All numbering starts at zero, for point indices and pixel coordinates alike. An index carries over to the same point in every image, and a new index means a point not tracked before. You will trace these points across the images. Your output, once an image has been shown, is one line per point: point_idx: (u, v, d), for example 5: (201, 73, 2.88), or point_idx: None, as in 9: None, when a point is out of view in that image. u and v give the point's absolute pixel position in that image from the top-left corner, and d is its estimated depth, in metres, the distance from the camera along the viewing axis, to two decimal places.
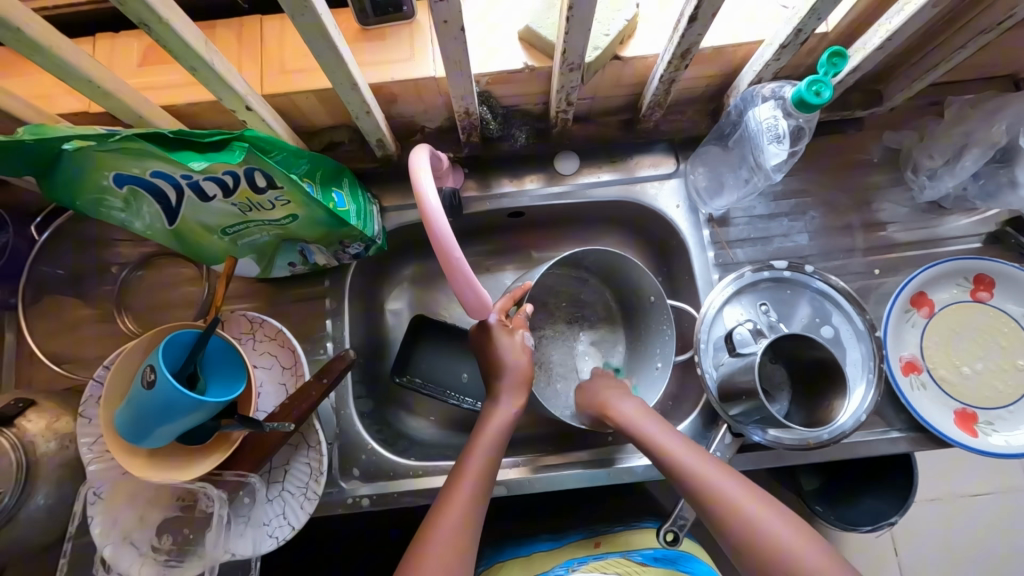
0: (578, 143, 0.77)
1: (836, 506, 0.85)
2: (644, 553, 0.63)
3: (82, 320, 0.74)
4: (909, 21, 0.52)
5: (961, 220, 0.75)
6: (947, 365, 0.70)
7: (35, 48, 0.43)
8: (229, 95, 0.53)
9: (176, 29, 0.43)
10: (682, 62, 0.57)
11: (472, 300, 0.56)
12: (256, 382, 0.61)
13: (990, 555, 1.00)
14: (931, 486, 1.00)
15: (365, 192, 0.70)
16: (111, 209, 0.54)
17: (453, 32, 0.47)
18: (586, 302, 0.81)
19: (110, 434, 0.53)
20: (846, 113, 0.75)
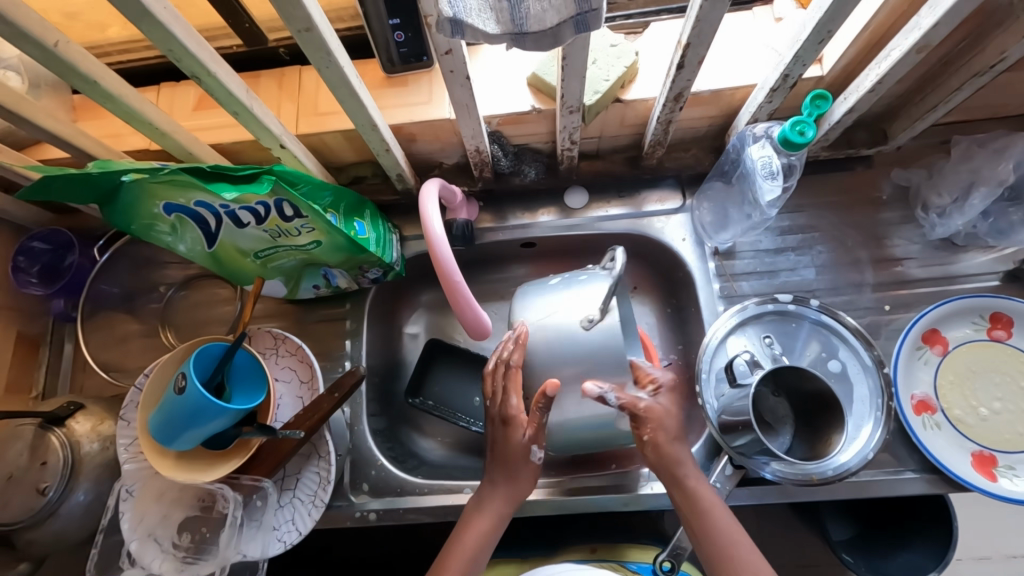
0: (588, 179, 0.81)
1: (869, 558, 0.79)
2: (640, 563, 0.67)
3: (130, 334, 0.82)
4: (894, 67, 0.55)
5: (977, 257, 0.74)
6: (963, 405, 0.68)
7: (107, 98, 0.51)
8: (266, 135, 0.60)
9: (221, 79, 0.50)
10: (676, 104, 0.61)
11: (473, 321, 0.60)
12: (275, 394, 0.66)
13: None
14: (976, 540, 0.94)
15: (386, 222, 0.76)
16: (160, 233, 0.61)
17: (459, 80, 0.52)
18: None
19: (145, 436, 0.58)
20: (851, 151, 0.76)
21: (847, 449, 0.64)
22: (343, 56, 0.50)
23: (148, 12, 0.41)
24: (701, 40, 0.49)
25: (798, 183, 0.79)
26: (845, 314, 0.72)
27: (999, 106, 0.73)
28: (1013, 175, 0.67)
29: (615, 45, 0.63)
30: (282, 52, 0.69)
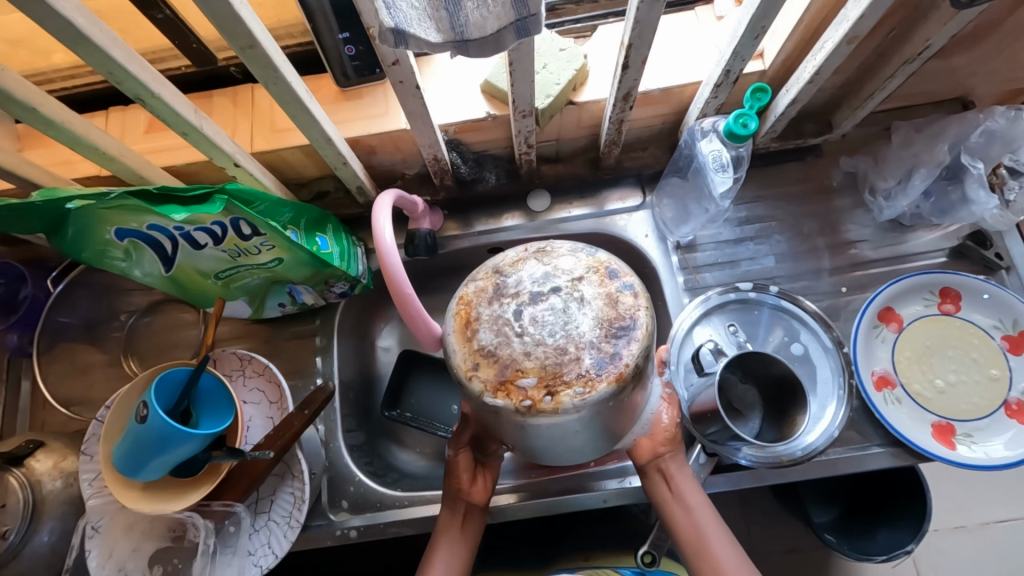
0: (549, 182, 0.82)
1: (850, 538, 0.81)
2: (631, 568, 0.66)
3: (92, 365, 0.79)
4: (828, 59, 0.57)
5: (925, 236, 0.77)
6: (920, 378, 0.71)
7: (49, 124, 0.50)
8: (219, 154, 0.59)
9: (166, 100, 0.50)
10: (626, 104, 0.62)
11: (424, 331, 0.63)
12: (244, 416, 0.65)
13: None
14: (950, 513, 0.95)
15: (350, 236, 0.75)
16: (114, 259, 0.60)
17: (410, 90, 0.53)
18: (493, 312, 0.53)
19: (107, 468, 0.57)
20: (799, 141, 0.79)
21: (814, 430, 0.67)
22: (290, 72, 0.50)
23: (83, 36, 0.41)
24: (642, 40, 0.51)
25: (753, 175, 0.82)
26: (806, 299, 0.74)
27: (933, 92, 0.76)
28: (950, 156, 0.71)
29: (564, 49, 0.64)
30: (234, 70, 0.68)
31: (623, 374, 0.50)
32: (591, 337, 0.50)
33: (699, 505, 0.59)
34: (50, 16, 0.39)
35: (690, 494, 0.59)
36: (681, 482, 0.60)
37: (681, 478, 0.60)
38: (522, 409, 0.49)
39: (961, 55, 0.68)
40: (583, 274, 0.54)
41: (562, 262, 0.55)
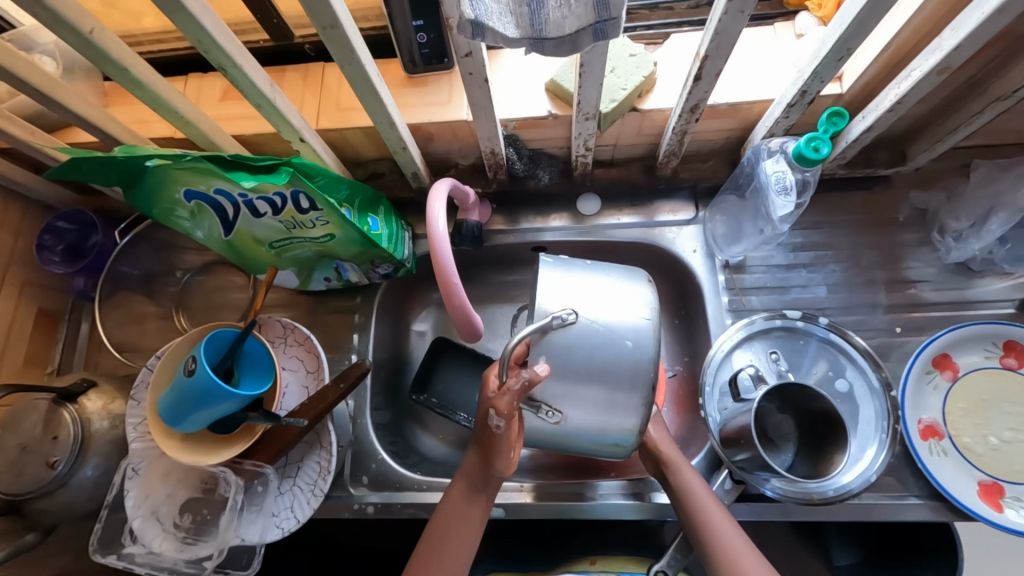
0: (602, 187, 0.81)
1: None
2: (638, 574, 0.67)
3: (146, 316, 0.84)
4: (914, 88, 0.54)
5: (994, 283, 0.73)
6: (971, 433, 0.67)
7: (137, 84, 0.53)
8: (287, 127, 0.61)
9: (245, 71, 0.51)
10: (692, 116, 0.61)
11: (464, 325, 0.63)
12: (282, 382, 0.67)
13: None
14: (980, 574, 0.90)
15: (399, 219, 0.77)
16: (179, 218, 0.63)
17: (478, 82, 0.53)
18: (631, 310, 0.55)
19: (153, 416, 0.60)
20: (868, 170, 0.76)
21: (850, 471, 0.65)
22: (365, 54, 0.51)
23: (179, 3, 0.43)
24: (719, 52, 0.50)
25: (814, 200, 0.79)
26: (856, 335, 0.71)
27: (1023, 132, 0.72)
28: None
29: (635, 54, 0.63)
30: (308, 48, 0.70)
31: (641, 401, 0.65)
32: None
33: (701, 492, 0.60)
34: None
35: (698, 487, 0.60)
36: (687, 475, 0.61)
37: (687, 472, 0.62)
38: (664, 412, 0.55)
39: None
40: None
41: None
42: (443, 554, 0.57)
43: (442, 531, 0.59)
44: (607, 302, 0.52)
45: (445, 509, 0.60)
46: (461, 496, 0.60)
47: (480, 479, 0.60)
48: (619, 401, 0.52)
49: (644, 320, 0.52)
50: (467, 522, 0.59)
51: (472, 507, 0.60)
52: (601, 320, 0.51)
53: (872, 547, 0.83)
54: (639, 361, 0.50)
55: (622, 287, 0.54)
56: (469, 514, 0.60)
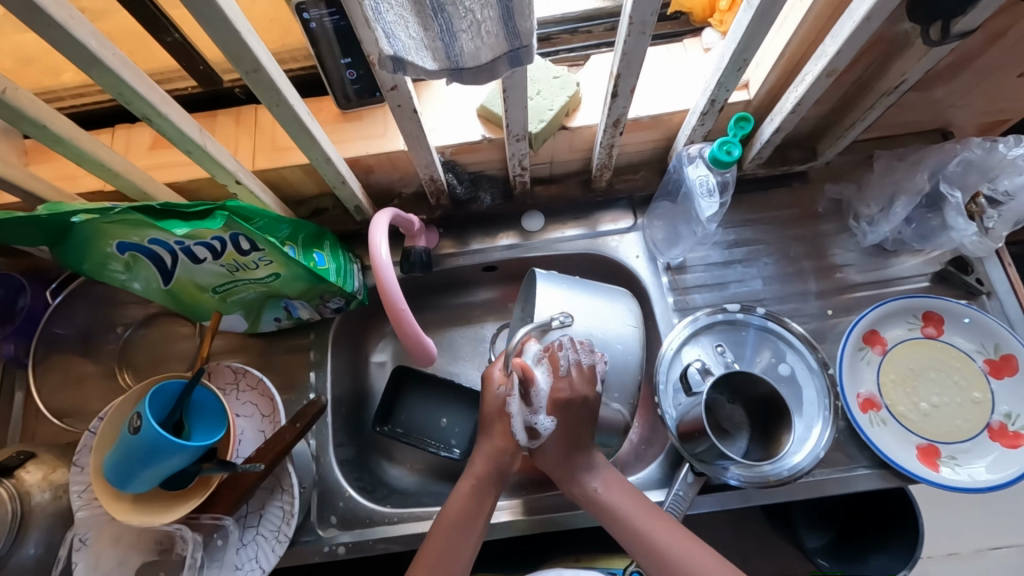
0: (544, 203, 0.84)
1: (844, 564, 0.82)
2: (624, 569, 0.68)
3: (87, 377, 0.80)
4: (809, 90, 0.60)
5: (908, 261, 0.79)
6: (905, 401, 0.72)
7: (57, 140, 0.52)
8: (221, 171, 0.61)
9: (171, 119, 0.51)
10: (616, 130, 0.65)
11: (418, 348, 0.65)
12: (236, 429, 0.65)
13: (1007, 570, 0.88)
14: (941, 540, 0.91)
15: (347, 252, 0.77)
16: (114, 272, 0.62)
17: (407, 113, 0.55)
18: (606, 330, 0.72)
19: (98, 479, 0.57)
20: (785, 167, 0.82)
21: (801, 450, 0.68)
22: (292, 94, 0.52)
23: (94, 58, 0.43)
24: (629, 70, 0.53)
25: (741, 199, 0.84)
26: (792, 321, 0.76)
27: (914, 122, 0.79)
28: (930, 184, 0.73)
29: (557, 77, 0.66)
30: (238, 91, 0.71)
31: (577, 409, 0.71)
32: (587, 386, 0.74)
33: (657, 528, 0.58)
34: (63, 38, 0.41)
35: (638, 521, 0.59)
36: (621, 498, 0.61)
37: (613, 495, 0.61)
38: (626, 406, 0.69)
39: (936, 89, 0.71)
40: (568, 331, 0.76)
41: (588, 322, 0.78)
42: (457, 545, 0.57)
43: (461, 517, 0.59)
44: (595, 311, 0.68)
45: (459, 494, 0.61)
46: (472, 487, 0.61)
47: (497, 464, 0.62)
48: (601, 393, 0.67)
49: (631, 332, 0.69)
50: (473, 518, 0.59)
51: (480, 501, 0.60)
52: (595, 325, 0.68)
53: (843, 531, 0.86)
54: (626, 360, 0.68)
55: (609, 304, 0.70)
56: (481, 505, 0.60)
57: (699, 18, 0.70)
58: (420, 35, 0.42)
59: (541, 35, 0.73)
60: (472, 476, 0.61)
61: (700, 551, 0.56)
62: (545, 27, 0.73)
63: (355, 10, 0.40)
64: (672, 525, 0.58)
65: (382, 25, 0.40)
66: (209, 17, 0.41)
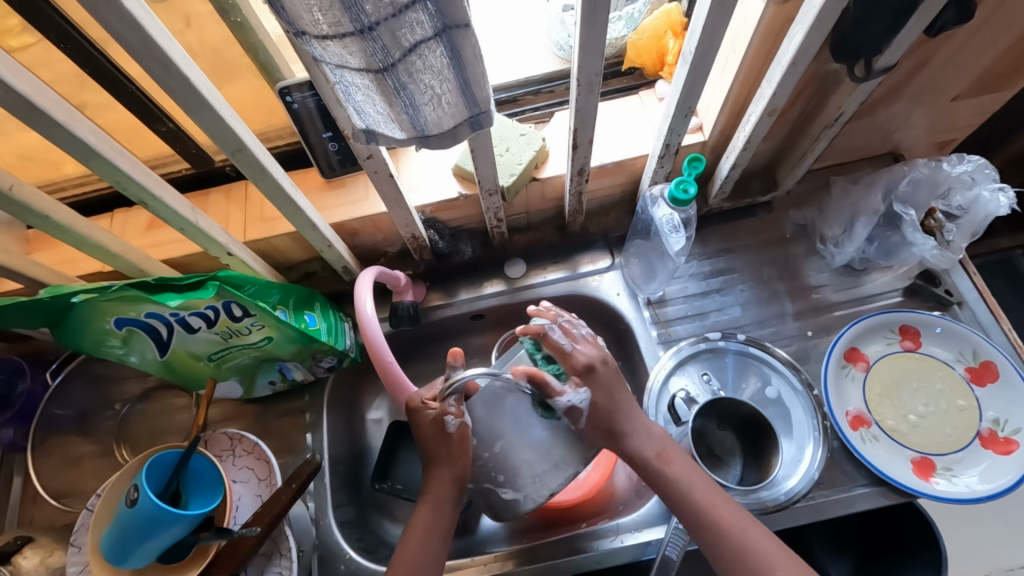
0: (523, 251, 0.88)
1: None
2: None
3: (84, 456, 0.80)
4: (755, 128, 0.65)
5: (879, 278, 0.82)
6: (893, 415, 0.73)
7: (59, 228, 0.56)
8: (213, 245, 0.65)
9: (164, 200, 0.55)
10: (581, 177, 0.69)
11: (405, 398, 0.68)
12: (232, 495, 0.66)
13: None
14: None
15: (337, 312, 0.80)
16: (111, 347, 0.64)
17: (384, 178, 0.59)
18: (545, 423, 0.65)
19: (96, 558, 0.57)
20: (749, 198, 0.86)
21: (794, 474, 0.70)
22: (276, 169, 0.57)
23: (94, 152, 0.47)
24: (586, 124, 0.59)
25: (712, 232, 0.88)
26: (774, 346, 0.78)
27: (864, 148, 0.84)
28: (884, 205, 0.77)
29: (524, 134, 0.72)
30: (228, 169, 0.75)
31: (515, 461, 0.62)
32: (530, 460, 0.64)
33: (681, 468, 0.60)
34: (64, 137, 0.45)
35: (685, 474, 0.60)
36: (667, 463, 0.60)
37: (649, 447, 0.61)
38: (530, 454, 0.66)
39: (879, 116, 0.76)
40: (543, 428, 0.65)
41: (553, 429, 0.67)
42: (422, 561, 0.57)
43: (423, 544, 0.58)
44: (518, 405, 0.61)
45: (423, 519, 0.59)
46: (431, 506, 0.60)
47: (444, 490, 0.60)
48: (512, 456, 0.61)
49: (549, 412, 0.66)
50: (438, 533, 0.59)
51: (443, 519, 0.59)
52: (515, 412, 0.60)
53: (865, 552, 0.78)
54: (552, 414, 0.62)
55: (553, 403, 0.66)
56: (445, 524, 0.59)
57: (650, 71, 0.76)
58: (386, 111, 0.46)
59: (508, 98, 0.79)
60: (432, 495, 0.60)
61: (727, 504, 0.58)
62: (510, 91, 0.79)
63: (329, 93, 0.45)
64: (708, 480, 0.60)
65: (353, 104, 0.45)
66: (197, 108, 0.46)
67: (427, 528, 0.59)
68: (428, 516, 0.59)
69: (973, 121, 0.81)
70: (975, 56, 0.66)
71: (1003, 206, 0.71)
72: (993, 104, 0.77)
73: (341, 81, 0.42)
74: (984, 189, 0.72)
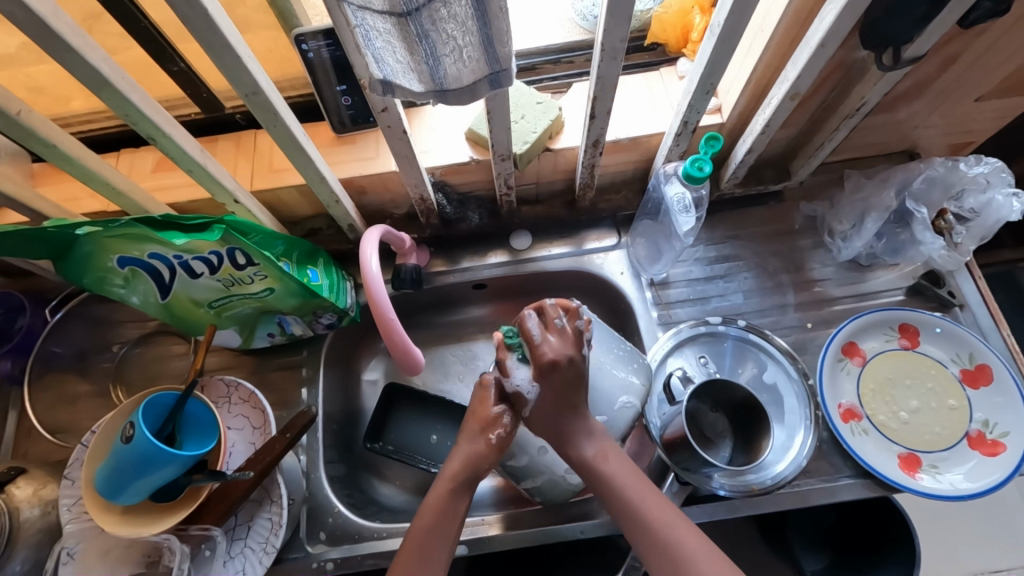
0: (530, 223, 0.87)
1: None
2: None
3: (81, 394, 0.81)
4: (775, 113, 0.64)
5: (883, 276, 0.82)
6: (884, 411, 0.74)
7: (66, 160, 0.55)
8: (220, 191, 0.64)
9: (173, 138, 0.54)
10: (595, 150, 0.69)
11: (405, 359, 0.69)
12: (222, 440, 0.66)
13: (1002, 572, 0.85)
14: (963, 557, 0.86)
15: (340, 270, 0.79)
16: (113, 286, 0.64)
17: (397, 134, 0.59)
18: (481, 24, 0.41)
19: (89, 491, 0.57)
20: (761, 186, 0.85)
21: (783, 459, 0.71)
22: (289, 117, 0.56)
23: (106, 82, 0.46)
24: (605, 93, 0.58)
25: (720, 219, 0.87)
26: (773, 335, 0.79)
27: (881, 144, 0.83)
28: (896, 201, 0.77)
29: (541, 102, 0.70)
30: (239, 117, 0.74)
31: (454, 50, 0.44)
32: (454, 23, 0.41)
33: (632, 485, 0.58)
34: (77, 63, 0.44)
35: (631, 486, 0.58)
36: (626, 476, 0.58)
37: (611, 467, 0.59)
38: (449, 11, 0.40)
39: (899, 112, 0.75)
40: (470, 26, 0.41)
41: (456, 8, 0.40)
42: (433, 545, 0.56)
43: (433, 530, 0.56)
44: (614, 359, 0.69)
45: (451, 518, 0.57)
46: (451, 491, 0.58)
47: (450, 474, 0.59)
48: (468, 71, 0.45)
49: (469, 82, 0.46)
50: (450, 523, 0.57)
51: (453, 505, 0.58)
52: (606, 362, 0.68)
53: (839, 549, 0.80)
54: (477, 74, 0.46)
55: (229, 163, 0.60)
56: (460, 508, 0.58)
57: (674, 48, 0.75)
58: (406, 60, 0.45)
59: (526, 65, 0.77)
60: (451, 476, 0.59)
61: (670, 519, 0.56)
62: (529, 58, 0.78)
63: (347, 38, 0.44)
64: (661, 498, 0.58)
65: (372, 51, 0.43)
66: (216, 46, 0.45)
67: (432, 518, 0.57)
68: (441, 496, 0.58)
69: (993, 124, 0.80)
70: (1006, 55, 0.65)
71: (1014, 211, 0.71)
72: (1016, 108, 0.76)
73: (362, 24, 0.41)
74: (997, 193, 0.72)
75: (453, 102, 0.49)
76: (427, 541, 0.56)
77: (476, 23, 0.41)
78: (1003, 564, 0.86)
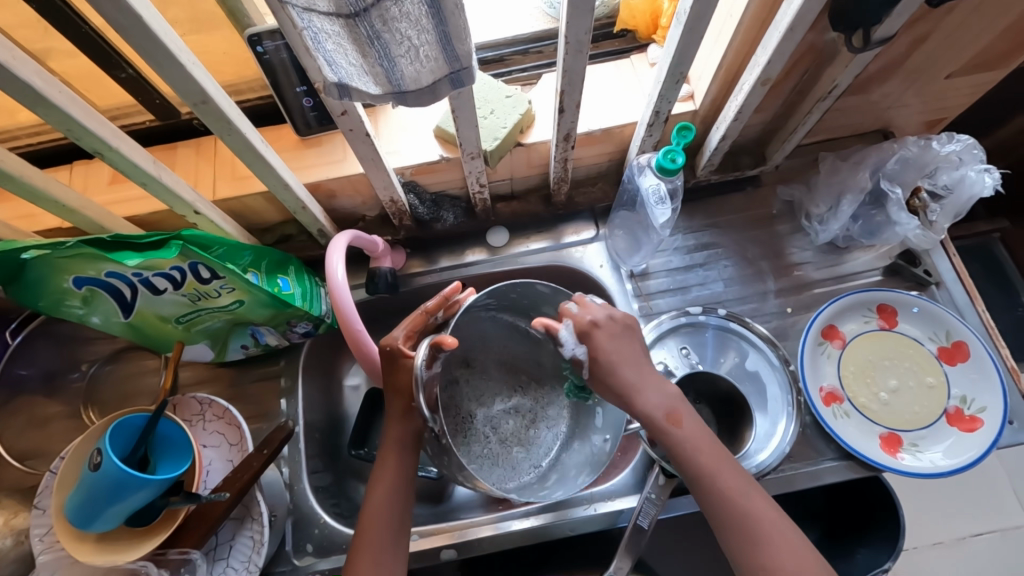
0: (507, 220, 0.86)
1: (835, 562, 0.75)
2: None
3: (51, 417, 0.79)
4: (747, 99, 0.63)
5: (860, 257, 0.82)
6: (865, 392, 0.74)
7: (9, 179, 0.52)
8: (179, 203, 0.61)
9: (121, 151, 0.52)
10: (567, 144, 0.67)
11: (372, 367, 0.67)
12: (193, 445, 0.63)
13: (985, 540, 0.87)
14: (947, 527, 0.88)
15: (313, 277, 0.77)
16: (71, 307, 0.61)
17: (360, 137, 0.57)
18: (436, 26, 0.39)
19: (60, 521, 0.55)
20: (737, 172, 0.85)
21: (767, 447, 0.71)
22: (245, 124, 0.53)
23: (41, 97, 0.44)
24: (573, 87, 0.56)
25: (698, 206, 0.86)
26: (753, 323, 0.78)
27: (855, 125, 0.83)
28: (871, 182, 0.76)
29: (510, 96, 0.68)
30: (197, 123, 0.71)
31: (410, 50, 0.41)
32: (409, 23, 0.39)
33: (716, 467, 0.56)
34: (7, 78, 0.41)
35: (699, 452, 0.56)
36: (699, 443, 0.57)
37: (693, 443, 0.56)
38: (403, 12, 0.38)
39: (871, 93, 0.74)
40: (426, 26, 0.39)
41: (410, 10, 0.38)
42: (386, 529, 0.57)
43: (383, 509, 0.57)
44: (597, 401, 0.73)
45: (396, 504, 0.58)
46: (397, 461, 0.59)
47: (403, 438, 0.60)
48: (427, 72, 0.44)
49: (429, 82, 0.45)
50: (400, 499, 0.58)
51: (405, 473, 0.59)
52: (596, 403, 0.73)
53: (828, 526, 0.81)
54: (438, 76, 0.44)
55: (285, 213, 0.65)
56: (398, 514, 0.58)
57: (644, 35, 0.73)
58: (360, 62, 0.43)
59: (494, 58, 0.75)
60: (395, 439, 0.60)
61: (747, 502, 0.54)
62: (497, 50, 0.75)
63: (296, 41, 0.42)
64: (744, 484, 0.55)
65: (323, 54, 0.41)
66: (157, 56, 0.43)
67: (392, 490, 0.58)
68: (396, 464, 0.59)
69: (964, 101, 0.80)
70: (974, 31, 0.64)
71: (987, 187, 0.70)
72: (985, 84, 0.76)
73: (309, 27, 0.39)
74: (970, 170, 0.71)
75: (414, 104, 0.47)
76: (382, 514, 0.57)
77: (431, 24, 0.39)
78: (986, 533, 0.87)
